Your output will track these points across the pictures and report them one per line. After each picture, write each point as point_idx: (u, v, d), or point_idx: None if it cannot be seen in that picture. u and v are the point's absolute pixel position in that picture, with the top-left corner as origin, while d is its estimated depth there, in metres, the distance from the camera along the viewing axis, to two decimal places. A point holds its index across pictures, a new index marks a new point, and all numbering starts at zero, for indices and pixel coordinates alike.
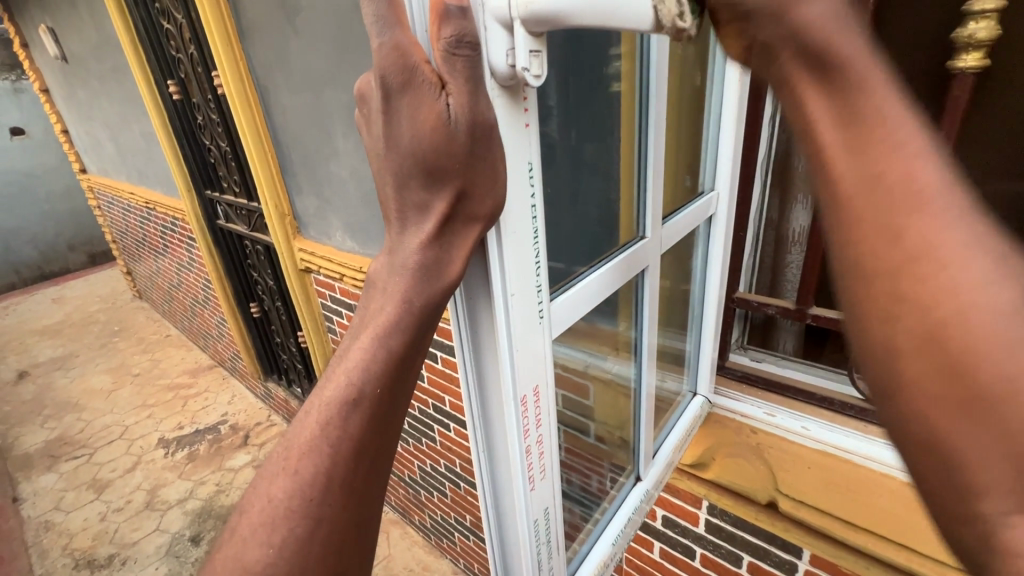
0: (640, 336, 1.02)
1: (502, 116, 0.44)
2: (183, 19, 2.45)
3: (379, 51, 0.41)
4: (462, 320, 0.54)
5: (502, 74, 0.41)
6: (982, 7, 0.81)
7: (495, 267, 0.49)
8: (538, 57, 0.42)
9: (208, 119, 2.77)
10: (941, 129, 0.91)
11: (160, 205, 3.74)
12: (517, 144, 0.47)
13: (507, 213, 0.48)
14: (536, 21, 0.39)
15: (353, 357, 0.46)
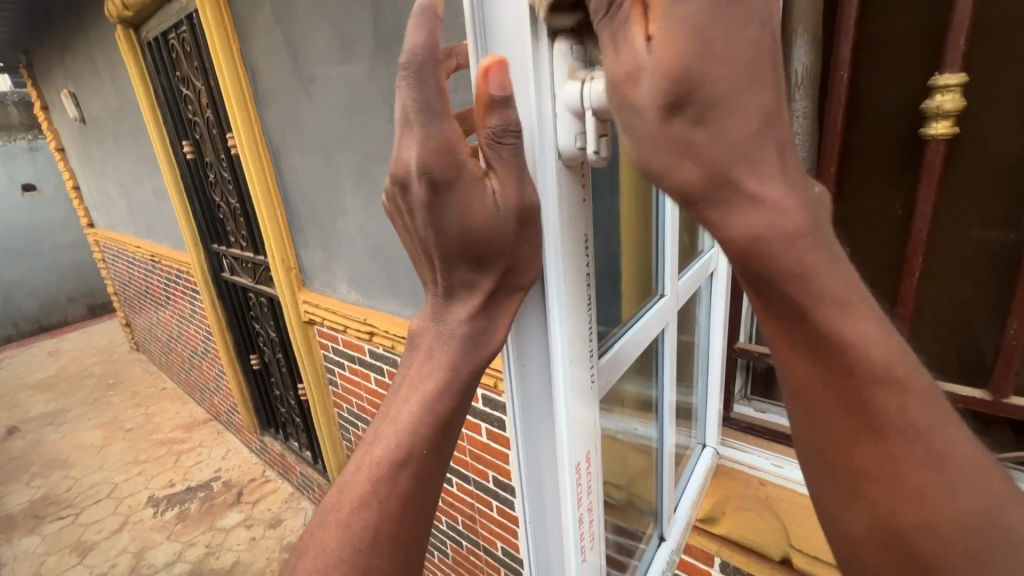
0: (662, 396, 1.07)
1: (567, 190, 0.51)
2: (202, 86, 2.60)
3: (425, 142, 0.45)
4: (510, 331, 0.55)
5: (569, 155, 0.48)
6: (946, 83, 0.88)
7: (555, 336, 0.54)
8: (605, 139, 0.47)
9: (220, 177, 2.89)
10: (920, 191, 0.96)
11: (166, 259, 3.81)
12: (577, 218, 0.54)
13: (571, 286, 0.54)
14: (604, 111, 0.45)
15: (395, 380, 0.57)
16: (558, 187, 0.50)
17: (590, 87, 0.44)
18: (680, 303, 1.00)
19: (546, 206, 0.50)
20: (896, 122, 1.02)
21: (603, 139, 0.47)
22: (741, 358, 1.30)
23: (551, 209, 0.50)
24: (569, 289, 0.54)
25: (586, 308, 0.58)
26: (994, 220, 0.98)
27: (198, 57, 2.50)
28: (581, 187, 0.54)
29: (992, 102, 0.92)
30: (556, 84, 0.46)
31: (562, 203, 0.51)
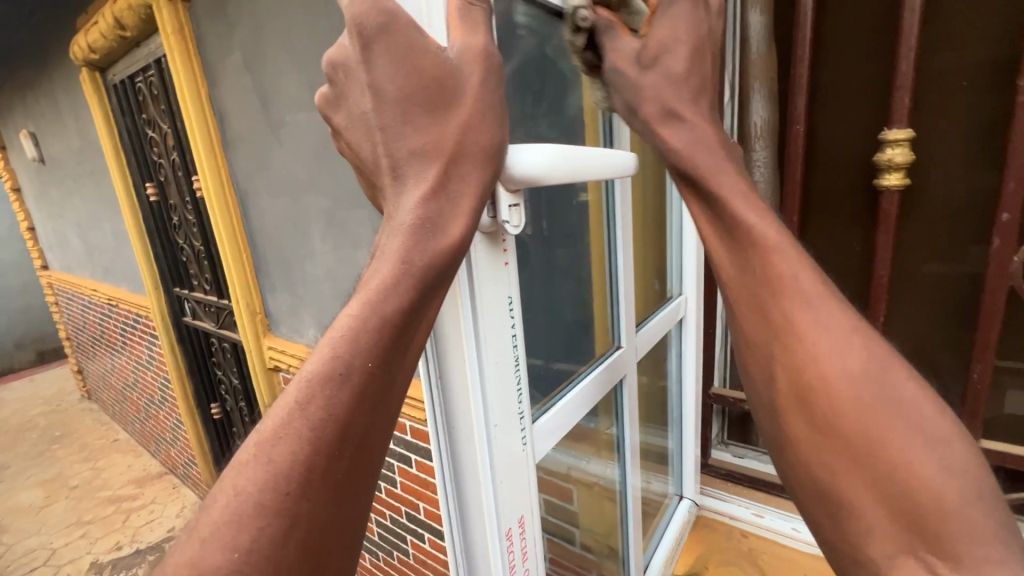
0: (621, 434, 1.00)
1: (478, 259, 0.44)
2: (168, 129, 2.56)
3: (387, 127, 0.37)
4: (434, 386, 0.47)
5: (484, 228, 0.43)
6: (895, 137, 0.92)
7: (476, 395, 0.46)
8: (517, 209, 0.43)
9: (184, 219, 2.81)
10: (879, 240, 0.98)
11: (124, 302, 3.64)
12: (492, 281, 0.45)
13: (490, 340, 0.46)
14: (515, 182, 0.41)
15: (322, 350, 0.32)
16: (469, 260, 0.43)
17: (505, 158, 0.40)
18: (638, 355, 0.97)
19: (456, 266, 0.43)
20: (850, 173, 1.07)
21: (516, 210, 0.43)
22: (717, 404, 1.29)
23: (462, 275, 0.43)
24: (489, 348, 0.46)
25: (512, 369, 0.49)
26: (946, 267, 1.02)
27: (165, 100, 2.47)
28: (500, 251, 0.46)
29: (940, 155, 0.97)
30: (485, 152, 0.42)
31: (473, 268, 0.44)
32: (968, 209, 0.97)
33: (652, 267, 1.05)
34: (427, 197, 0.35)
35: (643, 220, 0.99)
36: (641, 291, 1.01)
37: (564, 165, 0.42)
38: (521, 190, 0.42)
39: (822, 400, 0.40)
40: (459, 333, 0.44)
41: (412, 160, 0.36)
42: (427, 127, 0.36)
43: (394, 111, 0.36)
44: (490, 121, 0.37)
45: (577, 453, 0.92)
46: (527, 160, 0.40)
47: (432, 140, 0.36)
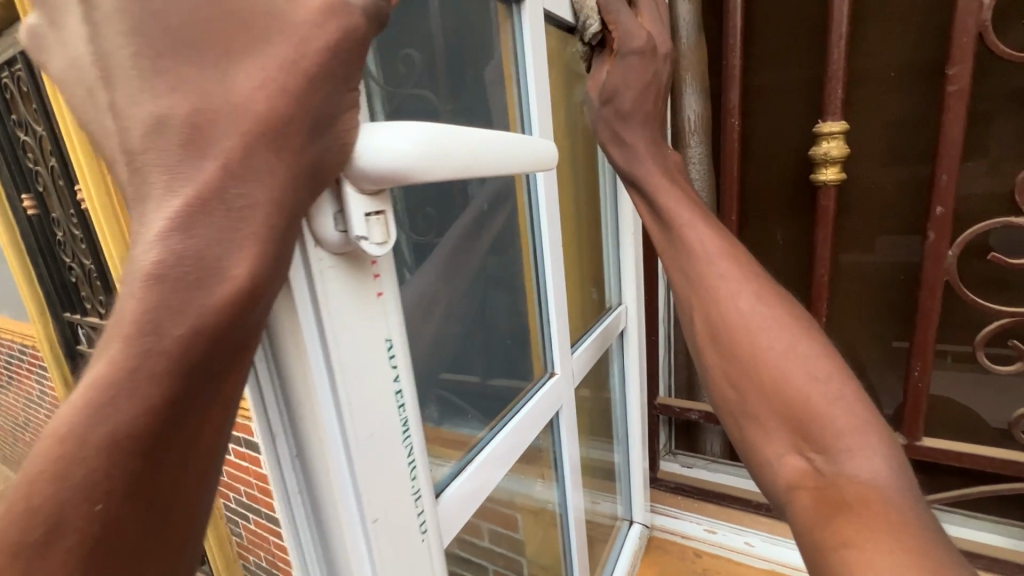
0: (560, 451, 0.87)
1: (336, 296, 0.29)
2: (43, 131, 2.21)
3: (127, 89, 0.23)
4: (291, 474, 0.33)
5: (334, 248, 0.28)
6: (829, 129, 0.88)
7: (347, 485, 0.32)
8: (383, 220, 0.29)
9: (70, 236, 2.45)
10: (817, 237, 0.95)
11: (6, 332, 3.17)
12: (360, 323, 0.31)
13: (360, 408, 0.31)
14: (376, 178, 0.27)
15: (13, 495, 0.21)
16: (321, 294, 0.29)
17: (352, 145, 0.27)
18: (574, 381, 0.85)
19: (297, 306, 0.28)
20: (785, 169, 1.02)
21: (378, 221, 0.28)
22: (663, 414, 1.22)
23: (308, 318, 0.29)
24: (360, 417, 0.32)
25: (402, 439, 0.35)
26: (885, 257, 0.98)
27: (38, 99, 2.13)
28: (368, 281, 0.32)
29: (870, 149, 0.95)
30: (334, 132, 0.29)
31: (327, 309, 0.29)
32: (900, 203, 0.95)
33: (589, 274, 0.95)
34: (186, 216, 0.22)
35: (575, 219, 0.88)
36: (578, 301, 0.91)
37: (450, 154, 0.28)
38: (385, 191, 0.28)
39: (727, 340, 0.50)
40: (312, 400, 0.30)
41: (159, 145, 0.22)
42: (196, 89, 0.23)
43: (136, 66, 0.22)
44: (306, 87, 0.24)
45: (521, 478, 0.82)
46: (387, 145, 0.27)
47: (198, 109, 0.22)
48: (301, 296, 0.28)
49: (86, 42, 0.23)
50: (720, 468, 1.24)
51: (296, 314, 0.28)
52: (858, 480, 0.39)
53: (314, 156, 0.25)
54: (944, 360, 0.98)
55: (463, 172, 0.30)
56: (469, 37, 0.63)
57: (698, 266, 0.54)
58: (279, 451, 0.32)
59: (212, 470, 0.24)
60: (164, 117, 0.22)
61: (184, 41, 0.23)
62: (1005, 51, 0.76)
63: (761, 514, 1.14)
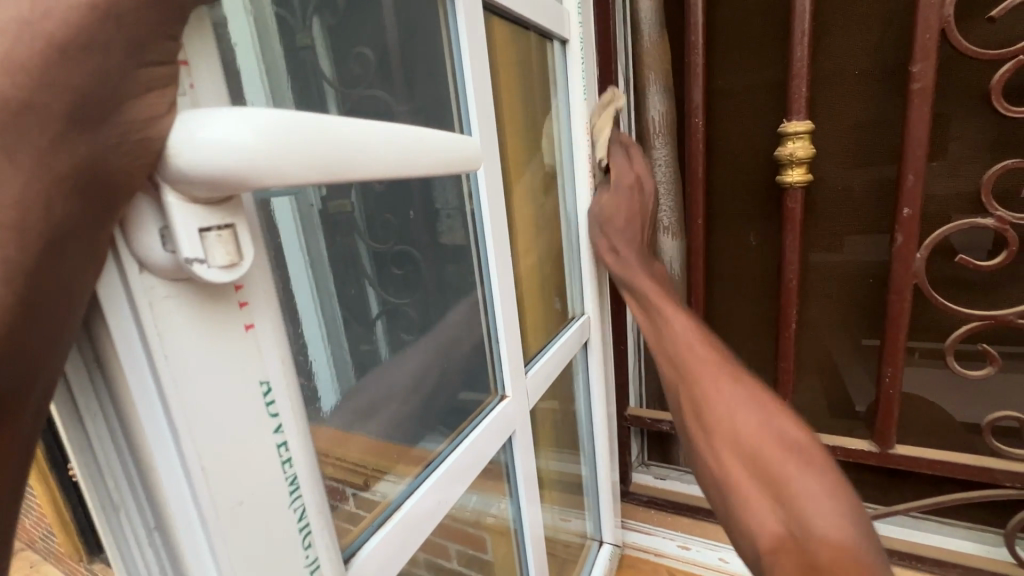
0: (511, 461, 0.77)
1: (175, 333, 0.23)
2: None
3: None
4: (138, 542, 0.26)
5: (163, 271, 0.23)
6: (795, 129, 0.85)
7: (204, 550, 0.25)
8: (227, 237, 0.23)
9: None
10: (785, 240, 0.91)
11: None
12: (213, 362, 0.25)
13: (217, 461, 0.25)
14: (205, 185, 0.21)
15: None
16: (156, 331, 0.23)
17: (176, 140, 0.21)
18: (529, 402, 0.76)
19: (123, 351, 0.23)
20: (747, 170, 1.00)
21: (219, 237, 0.23)
22: (634, 426, 1.18)
23: (138, 364, 0.23)
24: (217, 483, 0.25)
25: (283, 502, 0.28)
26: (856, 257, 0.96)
27: None
28: (223, 310, 0.25)
29: (833, 149, 0.92)
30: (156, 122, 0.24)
31: (162, 347, 0.23)
32: (865, 204, 0.93)
33: (551, 283, 0.90)
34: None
35: (535, 225, 0.83)
36: (539, 312, 0.86)
37: (307, 153, 0.23)
38: (221, 202, 0.23)
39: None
40: (151, 464, 0.24)
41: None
42: None
43: None
44: (60, 69, 0.19)
45: (487, 495, 0.76)
46: (218, 136, 0.21)
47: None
48: (125, 325, 0.23)
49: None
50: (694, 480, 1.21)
51: (122, 359, 0.23)
52: None
53: (84, 156, 0.20)
54: (912, 356, 0.95)
55: (332, 175, 0.25)
56: (410, 43, 0.58)
57: None
58: (123, 525, 0.26)
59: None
60: None
61: None
62: (967, 47, 0.74)
63: None
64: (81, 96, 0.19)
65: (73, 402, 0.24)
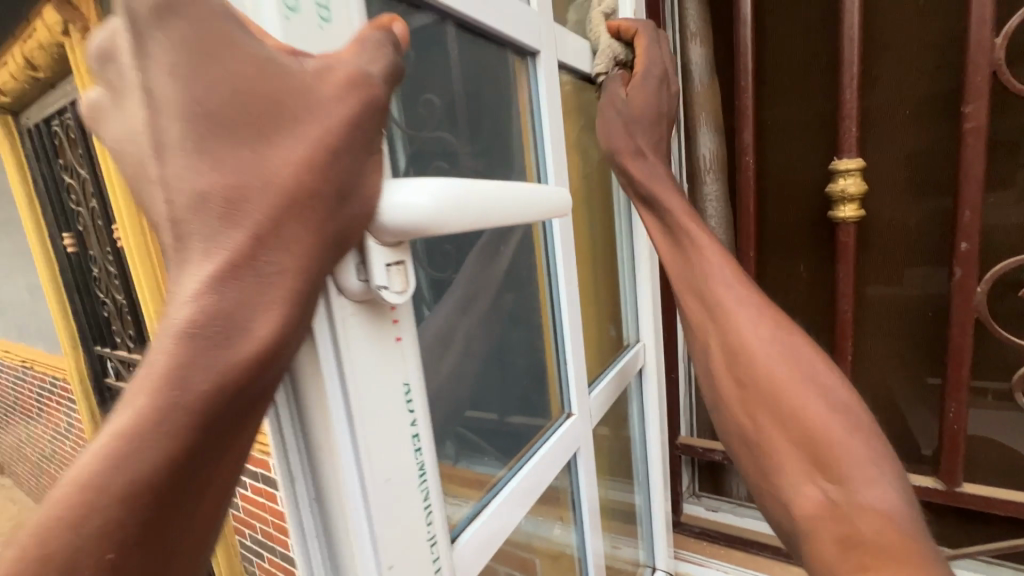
0: (577, 489, 0.84)
1: (355, 343, 0.31)
2: (87, 175, 2.39)
3: (182, 160, 0.25)
4: (305, 514, 0.33)
5: (354, 295, 0.30)
6: (847, 166, 0.88)
7: (362, 523, 0.32)
8: (402, 269, 0.31)
9: (105, 272, 2.62)
10: (839, 275, 0.93)
11: (41, 365, 3.30)
12: (377, 367, 0.32)
13: (373, 449, 0.32)
14: (396, 234, 0.29)
15: (36, 531, 0.21)
16: (343, 343, 0.30)
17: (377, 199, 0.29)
18: (593, 419, 0.83)
19: (321, 356, 0.30)
20: (800, 205, 1.03)
21: (397, 270, 0.30)
22: (686, 454, 1.19)
23: (330, 369, 0.30)
24: (376, 466, 0.32)
25: (418, 486, 0.35)
26: (915, 291, 0.96)
27: (85, 145, 2.31)
28: (387, 325, 0.33)
29: (889, 184, 0.94)
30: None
31: (346, 355, 0.30)
32: (923, 239, 0.94)
33: (606, 313, 0.95)
34: (221, 277, 0.24)
35: (593, 259, 0.89)
36: (595, 339, 0.91)
37: (464, 210, 0.30)
38: (403, 243, 0.30)
39: (758, 381, 0.54)
40: (332, 447, 0.31)
41: (199, 217, 0.24)
42: (237, 163, 0.25)
43: (195, 146, 0.25)
44: (321, 148, 0.26)
45: (539, 520, 0.79)
46: (410, 201, 0.29)
47: (231, 187, 0.25)
48: (318, 339, 0.30)
49: (143, 118, 0.25)
50: (748, 512, 1.20)
51: (318, 365, 0.30)
52: (879, 514, 0.43)
53: (343, 224, 0.27)
54: (979, 392, 0.93)
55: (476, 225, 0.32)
56: (497, 104, 0.66)
57: (725, 310, 0.58)
58: (297, 492, 0.33)
59: (218, 513, 0.26)
60: (223, 186, 0.25)
61: (226, 106, 0.25)
62: (1022, 88, 0.76)
63: (792, 563, 1.09)
64: (335, 168, 0.27)
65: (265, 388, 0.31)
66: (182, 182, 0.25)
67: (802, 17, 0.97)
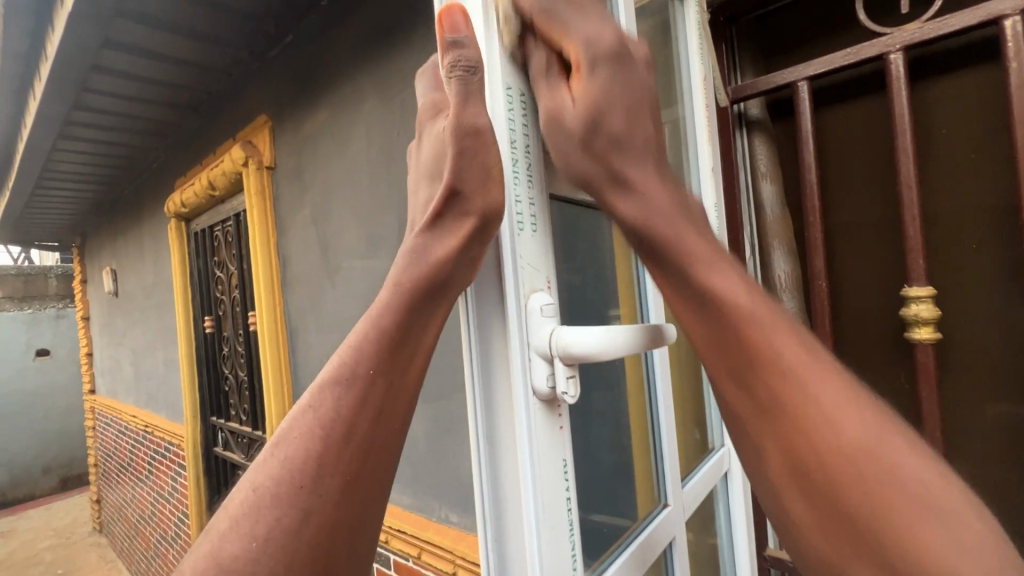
0: None
1: (540, 428, 0.50)
2: (235, 270, 2.90)
3: (413, 264, 0.52)
4: (491, 547, 0.51)
5: (542, 395, 0.50)
6: (917, 294, 0.97)
7: (534, 556, 0.48)
8: (573, 380, 0.51)
9: (233, 350, 3.05)
10: (923, 393, 0.97)
11: (160, 430, 3.73)
12: (550, 445, 0.51)
13: (545, 502, 0.49)
14: (572, 357, 0.49)
15: (319, 402, 0.49)
16: (533, 427, 0.49)
17: (557, 337, 0.50)
18: (686, 513, 0.92)
19: (519, 439, 0.49)
20: (877, 324, 1.10)
21: (571, 379, 0.51)
22: (775, 568, 1.17)
23: (524, 448, 0.49)
24: (546, 514, 0.49)
25: (567, 531, 0.52)
26: (1006, 412, 0.98)
27: (237, 246, 2.84)
28: (556, 418, 0.52)
29: (964, 310, 1.01)
30: (529, 333, 0.51)
31: (535, 438, 0.49)
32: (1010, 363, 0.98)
33: (692, 417, 1.04)
34: (411, 304, 0.51)
35: (680, 368, 1.02)
36: (683, 443, 0.99)
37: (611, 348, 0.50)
38: (576, 363, 0.51)
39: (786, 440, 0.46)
40: (519, 494, 0.49)
41: (414, 280, 0.51)
42: (435, 259, 0.51)
43: (427, 257, 0.52)
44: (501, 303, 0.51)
45: None
46: (580, 340, 0.49)
47: (433, 266, 0.51)
48: (519, 424, 0.49)
49: (412, 247, 0.53)
50: None
51: (518, 443, 0.49)
52: None
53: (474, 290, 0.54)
54: None
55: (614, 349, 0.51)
56: (592, 250, 0.81)
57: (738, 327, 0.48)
58: (489, 530, 0.51)
59: (398, 407, 0.51)
60: (430, 266, 0.51)
61: (440, 237, 0.52)
62: None
63: None
64: None
65: (479, 452, 0.51)
66: (412, 267, 0.52)
67: (865, 162, 1.12)
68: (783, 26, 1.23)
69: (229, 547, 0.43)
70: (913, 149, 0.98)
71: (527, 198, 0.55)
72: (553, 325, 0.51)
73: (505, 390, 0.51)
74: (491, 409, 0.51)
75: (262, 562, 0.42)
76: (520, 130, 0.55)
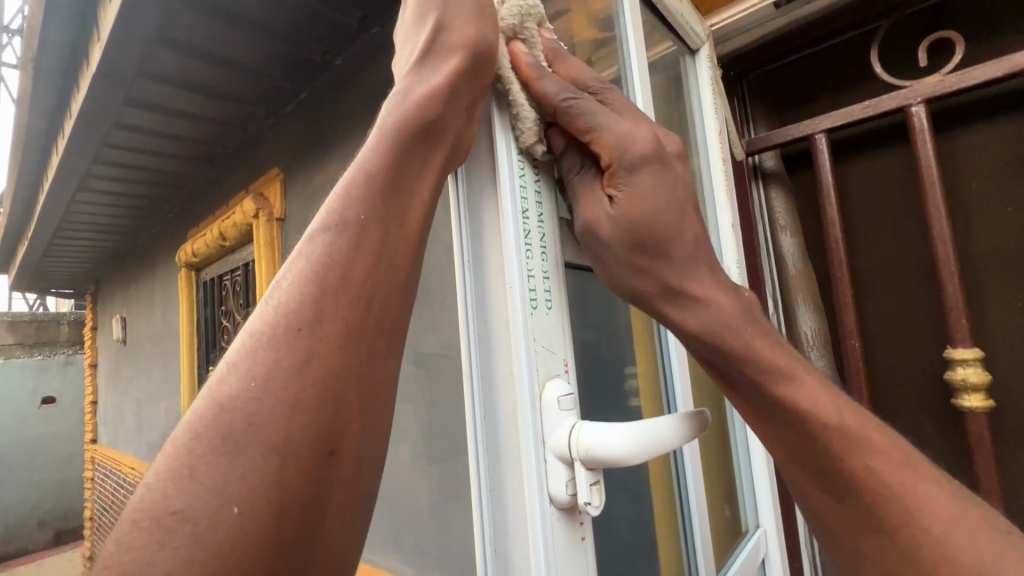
0: None
1: (559, 543, 0.44)
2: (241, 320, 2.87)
3: (404, 110, 0.45)
4: None
5: (561, 503, 0.45)
6: (963, 356, 0.89)
7: None
8: (596, 487, 0.46)
9: None
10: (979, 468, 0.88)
11: None
12: (572, 563, 0.45)
13: None
14: (596, 461, 0.44)
15: (312, 248, 0.41)
16: (551, 544, 0.44)
17: (578, 438, 0.45)
18: None
19: (534, 558, 0.43)
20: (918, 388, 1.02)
21: (595, 488, 0.46)
22: None
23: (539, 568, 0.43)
24: None
25: None
26: None
27: (245, 295, 2.82)
28: (578, 529, 0.47)
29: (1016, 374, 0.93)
30: (545, 430, 0.46)
31: (554, 557, 0.44)
32: None
33: (721, 492, 0.95)
34: (412, 145, 0.44)
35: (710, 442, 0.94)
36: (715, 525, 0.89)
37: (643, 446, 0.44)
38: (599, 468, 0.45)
39: None
40: None
41: (408, 126, 0.45)
42: (429, 100, 0.45)
43: (418, 98, 0.46)
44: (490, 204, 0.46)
45: None
46: (604, 443, 0.44)
47: (429, 108, 0.45)
48: (534, 539, 0.44)
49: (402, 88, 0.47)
50: None
51: (531, 562, 0.43)
52: None
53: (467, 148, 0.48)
54: None
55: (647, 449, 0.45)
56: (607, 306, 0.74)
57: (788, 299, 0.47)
58: None
59: (402, 246, 0.43)
60: (422, 107, 0.45)
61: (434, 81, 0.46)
62: None
63: None
64: None
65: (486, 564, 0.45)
66: (403, 112, 0.45)
67: (893, 215, 1.07)
68: (797, 80, 1.21)
69: (231, 396, 0.36)
70: (944, 203, 0.93)
71: (540, 271, 0.50)
72: (572, 420, 0.47)
73: (517, 495, 0.45)
74: (500, 519, 0.45)
75: (264, 405, 0.35)
76: (532, 198, 0.51)
